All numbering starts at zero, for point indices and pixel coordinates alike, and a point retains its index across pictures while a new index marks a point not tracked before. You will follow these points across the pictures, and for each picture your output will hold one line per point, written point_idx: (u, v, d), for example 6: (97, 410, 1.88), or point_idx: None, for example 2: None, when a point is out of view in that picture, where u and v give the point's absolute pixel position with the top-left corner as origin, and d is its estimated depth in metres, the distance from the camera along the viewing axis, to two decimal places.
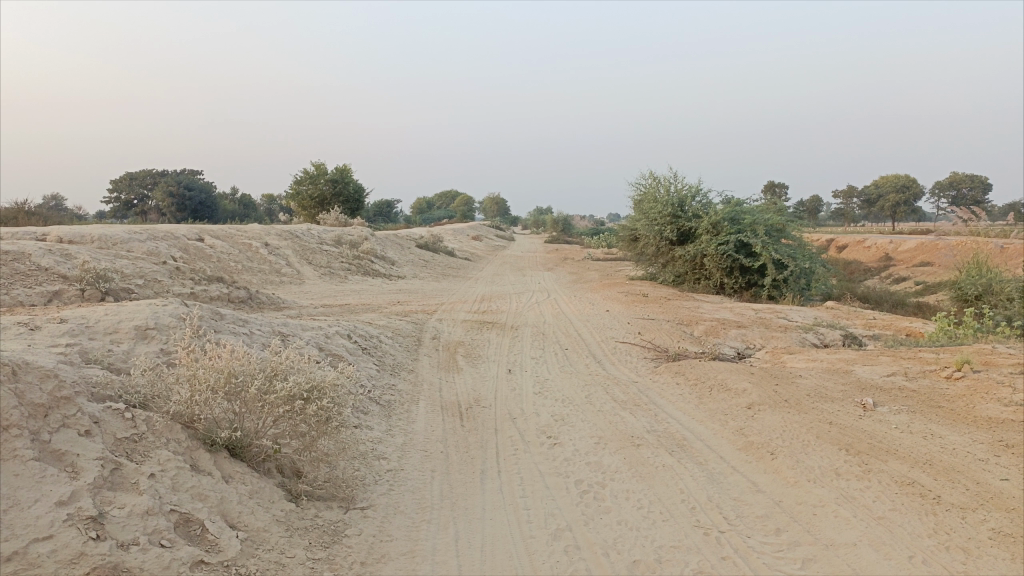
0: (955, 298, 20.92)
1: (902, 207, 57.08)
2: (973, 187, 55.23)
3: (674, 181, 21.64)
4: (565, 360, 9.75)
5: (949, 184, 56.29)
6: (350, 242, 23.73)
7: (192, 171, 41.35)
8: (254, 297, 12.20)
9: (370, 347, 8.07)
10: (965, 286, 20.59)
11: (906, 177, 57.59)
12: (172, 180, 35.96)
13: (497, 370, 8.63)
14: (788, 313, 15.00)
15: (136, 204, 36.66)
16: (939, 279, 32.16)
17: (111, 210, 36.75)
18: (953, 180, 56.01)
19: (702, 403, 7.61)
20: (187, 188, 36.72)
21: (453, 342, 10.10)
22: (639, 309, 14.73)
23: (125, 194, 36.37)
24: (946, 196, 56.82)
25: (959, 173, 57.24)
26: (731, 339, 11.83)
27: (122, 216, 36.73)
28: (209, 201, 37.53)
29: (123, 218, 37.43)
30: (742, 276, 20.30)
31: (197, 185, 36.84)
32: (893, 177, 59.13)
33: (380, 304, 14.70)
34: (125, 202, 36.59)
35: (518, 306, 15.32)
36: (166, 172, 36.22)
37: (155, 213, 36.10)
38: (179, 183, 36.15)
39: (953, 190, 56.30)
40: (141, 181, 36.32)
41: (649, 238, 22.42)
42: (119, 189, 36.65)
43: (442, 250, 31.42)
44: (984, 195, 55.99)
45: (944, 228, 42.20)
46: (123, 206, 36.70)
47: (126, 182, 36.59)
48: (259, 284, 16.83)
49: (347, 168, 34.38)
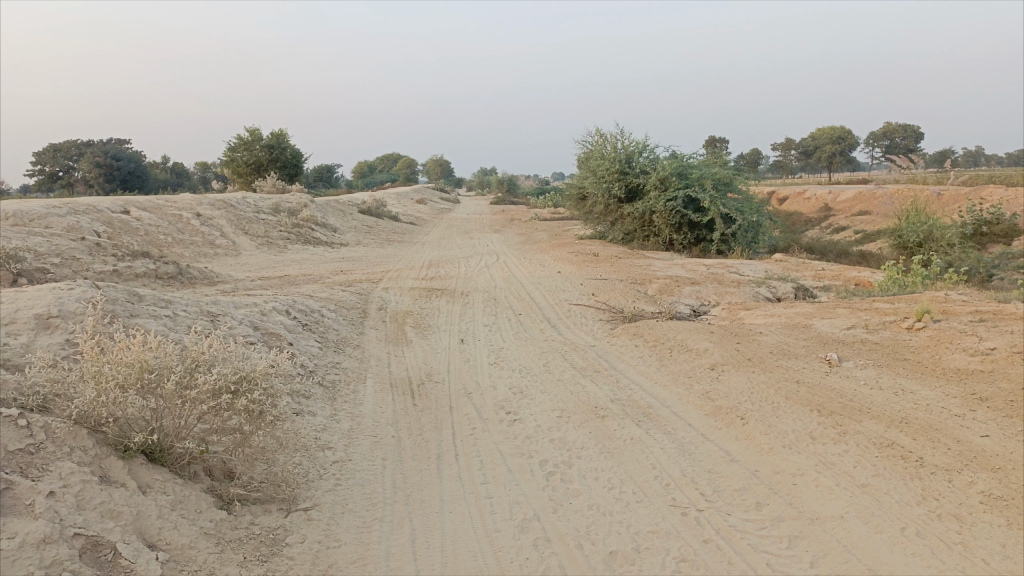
0: (896, 247, 21.21)
1: (838, 158, 57.99)
2: (905, 136, 56.36)
3: (621, 136, 21.26)
4: (519, 327, 9.35)
5: (883, 133, 57.32)
6: (289, 210, 22.80)
7: (118, 140, 39.30)
8: (185, 272, 11.44)
9: (311, 322, 7.52)
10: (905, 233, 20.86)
11: (842, 128, 58.40)
12: (99, 151, 34.12)
13: (448, 340, 8.17)
14: (739, 268, 14.87)
15: (60, 177, 34.79)
16: (877, 228, 32.72)
17: (34, 183, 34.73)
18: (886, 130, 57.20)
19: (664, 366, 7.31)
20: (116, 158, 34.90)
21: (401, 312, 9.59)
22: (591, 269, 14.41)
23: (48, 167, 34.49)
24: (880, 146, 58.01)
25: (892, 123, 58.35)
26: (685, 297, 11.59)
27: (45, 190, 34.75)
28: (138, 171, 35.73)
29: (49, 191, 35.52)
30: (691, 232, 20.16)
31: (125, 155, 35.00)
32: (829, 128, 59.93)
33: (323, 274, 14.05)
34: (50, 175, 34.71)
35: (467, 270, 14.84)
36: (91, 142, 34.29)
37: (81, 185, 34.23)
38: (107, 154, 34.35)
39: (887, 140, 57.41)
40: (66, 153, 34.43)
41: (597, 196, 22.08)
42: (41, 161, 34.61)
43: (386, 215, 30.58)
44: (916, 144, 57.30)
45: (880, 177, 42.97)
46: (46, 179, 34.71)
47: (48, 154, 34.61)
48: (192, 258, 15.95)
49: (284, 133, 33.04)
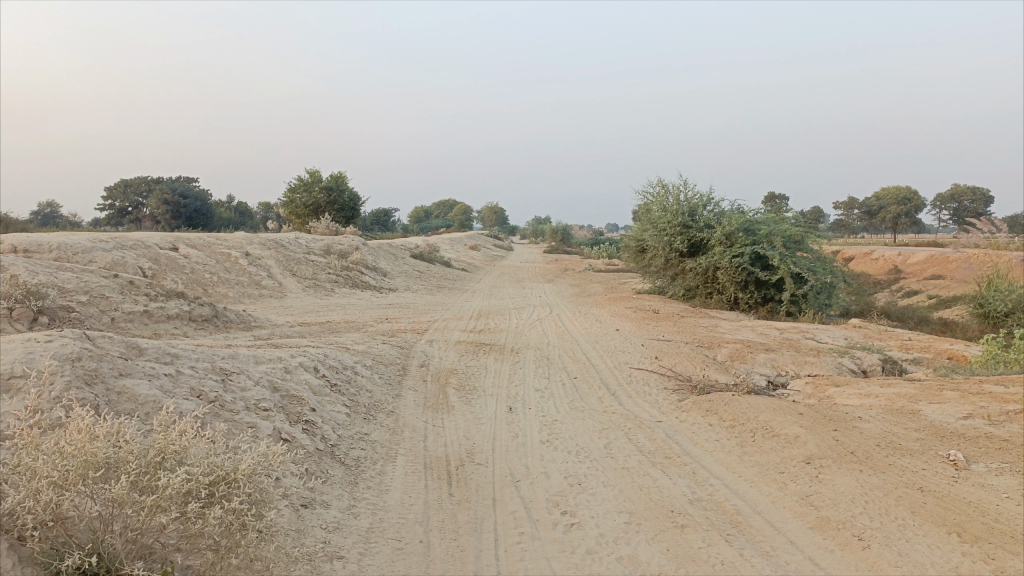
0: (981, 316, 19.60)
1: (904, 219, 55.84)
2: (974, 199, 53.99)
3: (685, 188, 20.28)
4: (575, 395, 8.31)
5: (950, 195, 55.05)
6: (339, 252, 22.35)
7: (184, 178, 39.96)
8: (220, 314, 10.80)
9: (342, 383, 6.63)
10: (990, 301, 19.28)
11: (908, 188, 56.27)
12: (167, 188, 34.53)
13: (495, 409, 7.17)
14: (814, 334, 13.63)
15: (130, 212, 35.31)
16: (952, 294, 30.77)
17: (104, 217, 35.31)
18: (954, 191, 55.04)
19: (747, 455, 6.19)
20: (182, 196, 35.26)
21: (445, 371, 8.66)
22: (652, 328, 13.36)
23: (118, 202, 35.11)
24: (947, 208, 55.81)
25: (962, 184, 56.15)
26: (759, 366, 10.44)
27: (114, 224, 35.30)
28: (203, 209, 36.06)
29: (118, 226, 36.10)
30: (758, 291, 18.93)
31: (191, 192, 35.38)
32: (894, 188, 57.89)
33: (366, 322, 13.29)
34: (120, 210, 35.31)
35: (518, 323, 13.93)
36: (161, 178, 34.82)
37: (149, 221, 34.71)
38: (175, 190, 34.73)
39: (955, 202, 55.10)
40: (136, 189, 35.01)
41: (657, 249, 21.04)
42: (112, 196, 35.24)
43: (438, 260, 30.00)
44: (987, 206, 54.89)
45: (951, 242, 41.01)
46: (116, 214, 35.27)
47: (120, 190, 35.25)
48: (235, 299, 15.43)
49: (343, 175, 32.99)
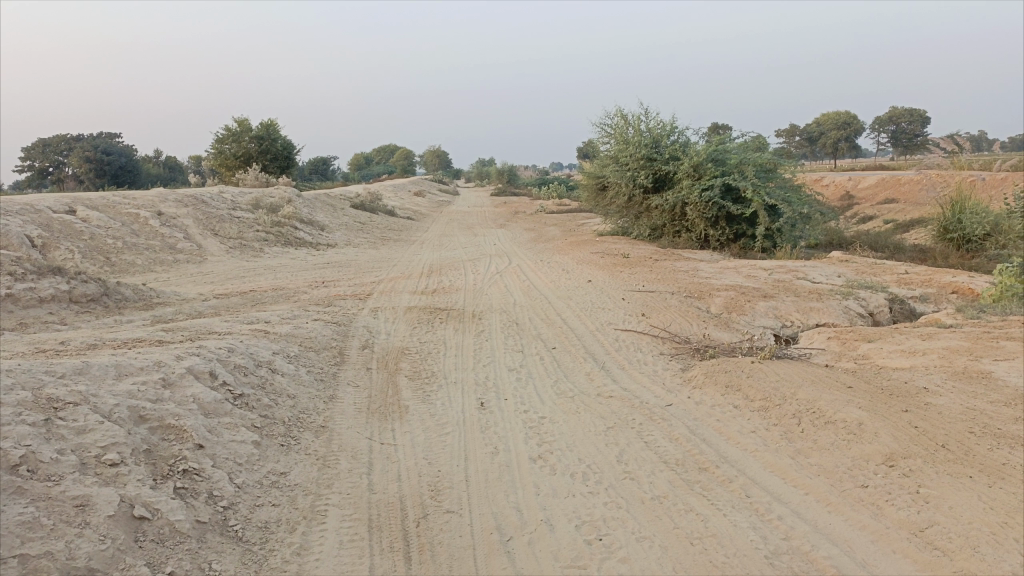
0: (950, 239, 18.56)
1: (845, 144, 54.91)
2: (910, 121, 52.78)
3: (646, 117, 18.53)
4: (559, 374, 6.65)
5: (888, 118, 53.83)
6: (269, 205, 20.14)
7: (105, 132, 36.58)
8: (113, 291, 8.81)
9: (254, 391, 4.83)
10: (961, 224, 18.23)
11: (847, 113, 55.11)
12: (87, 145, 31.30)
13: (462, 407, 5.48)
14: (805, 273, 12.22)
15: (51, 172, 31.89)
16: (909, 217, 29.90)
17: (24, 179, 32.02)
18: (891, 114, 53.80)
19: (802, 456, 4.68)
20: (105, 153, 32.05)
21: (395, 352, 6.89)
22: (628, 277, 11.80)
23: (37, 162, 31.67)
24: (885, 131, 54.81)
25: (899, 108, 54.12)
26: (761, 318, 8.99)
27: (35, 186, 32.04)
28: (130, 165, 32.95)
29: (39, 187, 32.76)
30: (729, 226, 17.49)
31: (115, 148, 32.22)
32: (835, 113, 55.58)
33: (298, 287, 11.41)
34: (40, 171, 31.87)
35: (476, 278, 12.23)
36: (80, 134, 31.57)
37: (71, 182, 31.49)
38: (96, 147, 31.51)
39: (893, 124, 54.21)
40: (56, 147, 31.57)
41: (619, 186, 19.38)
42: (30, 157, 31.84)
43: (380, 208, 27.86)
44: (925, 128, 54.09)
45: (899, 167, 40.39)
46: (35, 175, 31.93)
47: (37, 149, 31.80)
48: (145, 267, 13.34)
49: (275, 123, 30.26)
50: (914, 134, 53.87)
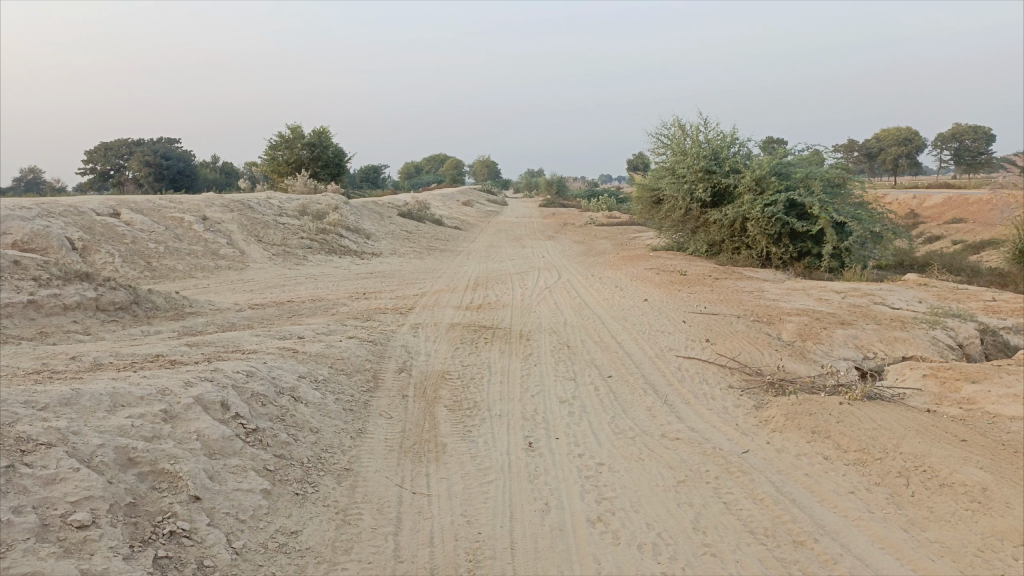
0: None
1: (904, 161, 52.88)
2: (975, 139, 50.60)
3: (707, 128, 17.66)
4: (617, 408, 5.91)
5: (952, 135, 51.68)
6: (315, 211, 19.82)
7: (165, 136, 37.04)
8: (142, 299, 8.36)
9: (272, 425, 4.21)
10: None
11: (909, 128, 53.06)
12: (148, 149, 31.57)
13: (508, 447, 4.79)
14: (881, 298, 11.28)
15: (113, 176, 32.19)
16: (978, 238, 28.39)
17: (86, 182, 32.46)
18: (955, 130, 51.69)
19: (917, 528, 3.87)
20: (164, 157, 32.29)
21: (435, 377, 6.23)
22: (687, 297, 11.01)
23: (99, 165, 32.00)
24: (948, 148, 52.69)
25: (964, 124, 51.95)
26: (839, 348, 8.13)
27: (97, 189, 32.46)
28: (188, 169, 33.17)
29: (100, 189, 33.17)
30: (792, 244, 16.52)
31: (174, 153, 32.44)
32: (896, 128, 53.61)
33: (338, 298, 10.89)
34: (102, 173, 32.24)
35: (523, 294, 11.56)
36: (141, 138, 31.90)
37: (130, 185, 31.80)
38: (156, 151, 31.75)
39: (957, 141, 52.04)
40: (117, 151, 31.90)
41: (676, 199, 18.53)
42: (93, 159, 32.22)
43: (428, 217, 27.45)
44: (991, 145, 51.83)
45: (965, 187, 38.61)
46: (97, 178, 32.33)
47: (100, 151, 32.20)
48: (185, 273, 13.01)
49: (327, 130, 30.11)
50: (977, 152, 51.63)
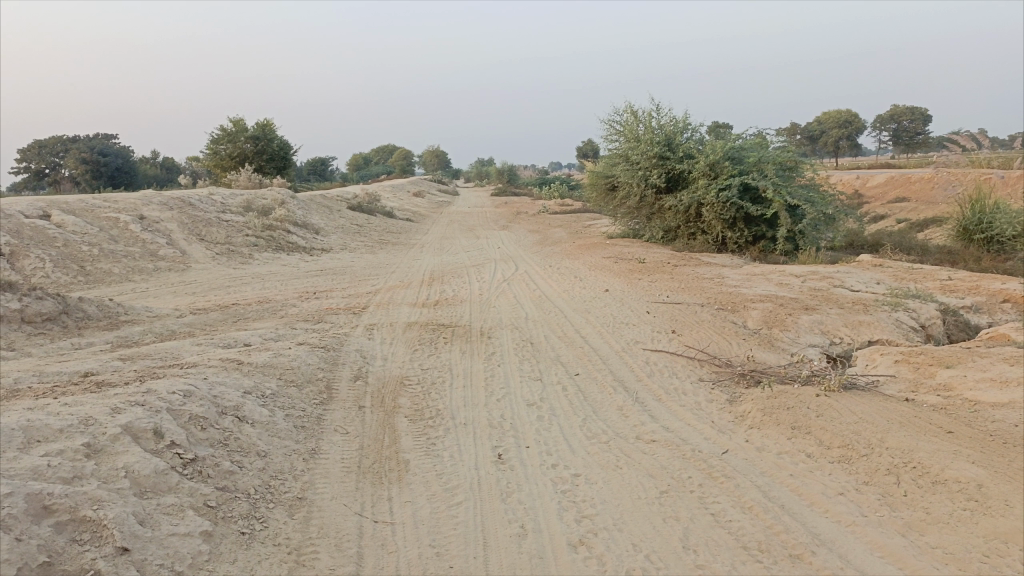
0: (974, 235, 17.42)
1: (846, 142, 53.86)
2: (914, 119, 51.79)
3: (659, 113, 17.46)
4: (587, 409, 5.61)
5: (891, 116, 52.79)
6: (261, 207, 19.10)
7: (102, 132, 35.56)
8: (73, 308, 7.76)
9: (213, 452, 3.78)
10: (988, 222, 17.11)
11: (850, 110, 54.02)
12: (84, 146, 30.22)
13: (475, 461, 4.44)
14: (840, 280, 11.22)
15: (47, 174, 30.77)
16: (921, 216, 28.95)
17: (18, 182, 30.96)
18: (894, 112, 52.81)
19: (914, 532, 3.65)
20: (101, 153, 30.96)
21: (393, 385, 5.84)
22: (649, 285, 10.79)
23: (32, 164, 30.57)
24: (887, 129, 53.85)
25: (903, 104, 53.12)
26: (806, 335, 7.97)
27: (30, 189, 30.98)
28: (127, 166, 31.88)
29: (34, 189, 31.70)
30: (748, 228, 16.44)
31: (112, 149, 31.13)
32: (838, 111, 54.53)
33: (287, 299, 10.37)
34: (35, 172, 30.80)
35: (481, 288, 11.20)
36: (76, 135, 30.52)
37: (67, 184, 30.41)
38: (92, 148, 30.41)
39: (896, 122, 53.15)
40: (51, 148, 30.48)
41: (630, 185, 18.32)
42: (26, 158, 30.74)
43: (379, 210, 26.84)
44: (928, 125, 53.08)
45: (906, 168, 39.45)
46: (31, 177, 30.87)
47: (32, 149, 30.73)
48: (122, 277, 12.31)
49: (272, 122, 29.19)
50: (915, 132, 52.84)
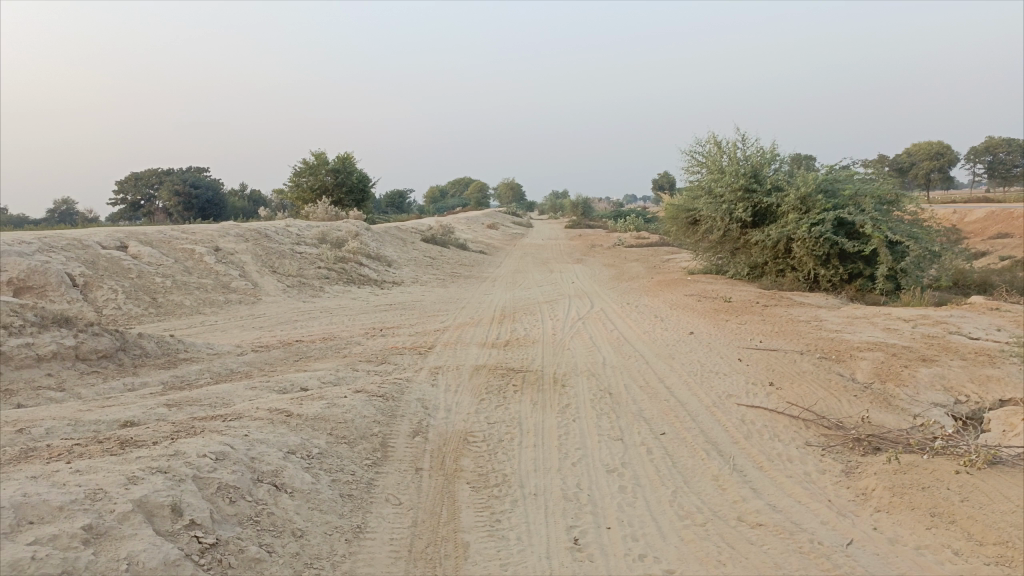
0: None
1: (937, 174, 51.13)
2: (1011, 151, 48.83)
3: (746, 144, 16.55)
4: (677, 479, 4.86)
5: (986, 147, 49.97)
6: (335, 239, 19.01)
7: (195, 166, 36.81)
8: (131, 345, 7.48)
9: (240, 534, 3.22)
10: None
11: (942, 141, 51.40)
12: (177, 179, 31.21)
13: (548, 547, 3.75)
14: (955, 326, 10.08)
15: (142, 206, 31.86)
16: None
17: (116, 212, 32.13)
18: (989, 143, 49.97)
19: None
20: (193, 186, 31.90)
21: (456, 442, 5.20)
22: (738, 328, 9.92)
23: (129, 195, 31.72)
24: (982, 162, 50.98)
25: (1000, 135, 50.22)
26: (927, 392, 7.00)
27: (126, 219, 32.11)
28: (217, 198, 32.74)
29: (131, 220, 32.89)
30: (842, 265, 15.26)
31: (203, 182, 32.03)
32: (929, 142, 51.99)
33: (353, 336, 9.95)
34: (132, 203, 31.93)
35: (555, 327, 10.54)
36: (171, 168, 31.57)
37: (160, 215, 31.42)
38: (185, 181, 31.37)
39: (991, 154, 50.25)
40: (146, 181, 31.58)
41: (714, 219, 17.40)
42: (123, 190, 31.95)
43: (453, 242, 26.59)
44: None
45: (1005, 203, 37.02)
46: (128, 208, 32.02)
47: (130, 182, 31.91)
48: (192, 309, 12.19)
49: (352, 156, 29.49)
50: (1013, 164, 49.80)
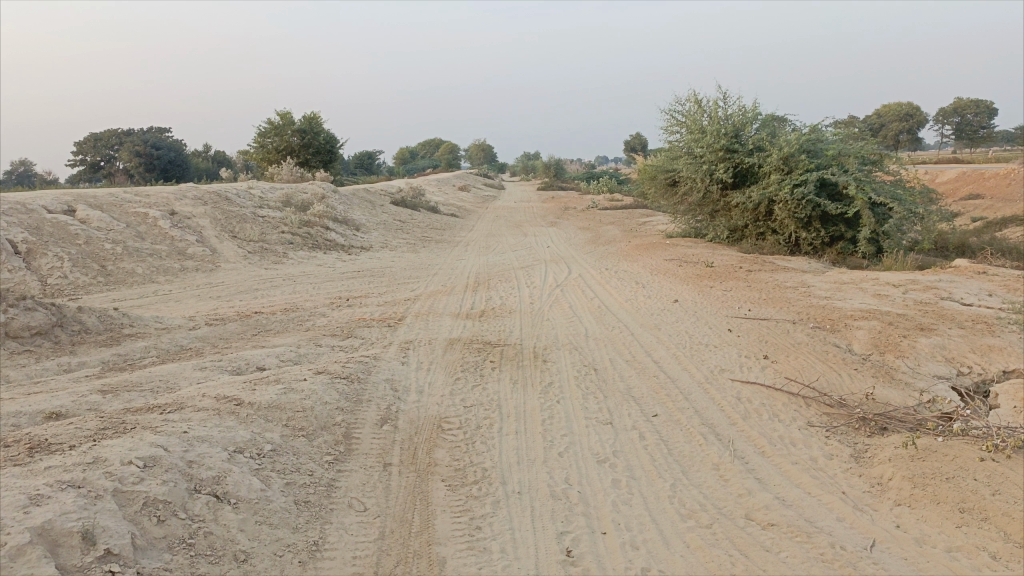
0: None
1: (906, 136, 51.04)
2: (977, 112, 48.80)
3: (727, 102, 15.98)
4: (675, 470, 4.38)
5: (953, 109, 49.93)
6: (300, 202, 18.20)
7: (156, 127, 35.36)
8: (69, 321, 6.79)
9: (168, 564, 2.66)
10: None
11: (911, 103, 51.30)
12: (138, 139, 29.87)
13: (536, 561, 3.25)
14: (946, 291, 9.71)
15: (103, 167, 30.50)
16: (997, 215, 26.84)
17: (75, 174, 30.78)
18: (956, 104, 49.94)
19: None
20: (154, 147, 30.58)
21: (429, 431, 4.65)
22: (724, 295, 9.45)
23: (88, 156, 30.31)
24: (949, 123, 51.02)
25: (967, 96, 50.26)
26: (928, 364, 6.59)
27: (85, 181, 30.78)
28: (180, 160, 31.47)
29: (91, 182, 31.53)
30: (824, 228, 14.89)
31: (165, 142, 30.72)
32: (898, 104, 51.89)
33: (317, 306, 9.32)
34: (91, 165, 30.54)
35: (532, 295, 10.00)
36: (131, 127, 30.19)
37: (120, 176, 30.13)
38: (146, 141, 30.04)
39: (958, 116, 50.33)
40: (106, 141, 30.20)
41: (693, 181, 16.89)
42: (82, 151, 30.54)
43: (423, 205, 25.81)
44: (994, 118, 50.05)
45: (974, 165, 37.00)
46: (87, 170, 30.63)
47: (89, 142, 30.49)
48: (145, 277, 11.44)
49: (318, 115, 28.40)
50: (980, 126, 49.90)
